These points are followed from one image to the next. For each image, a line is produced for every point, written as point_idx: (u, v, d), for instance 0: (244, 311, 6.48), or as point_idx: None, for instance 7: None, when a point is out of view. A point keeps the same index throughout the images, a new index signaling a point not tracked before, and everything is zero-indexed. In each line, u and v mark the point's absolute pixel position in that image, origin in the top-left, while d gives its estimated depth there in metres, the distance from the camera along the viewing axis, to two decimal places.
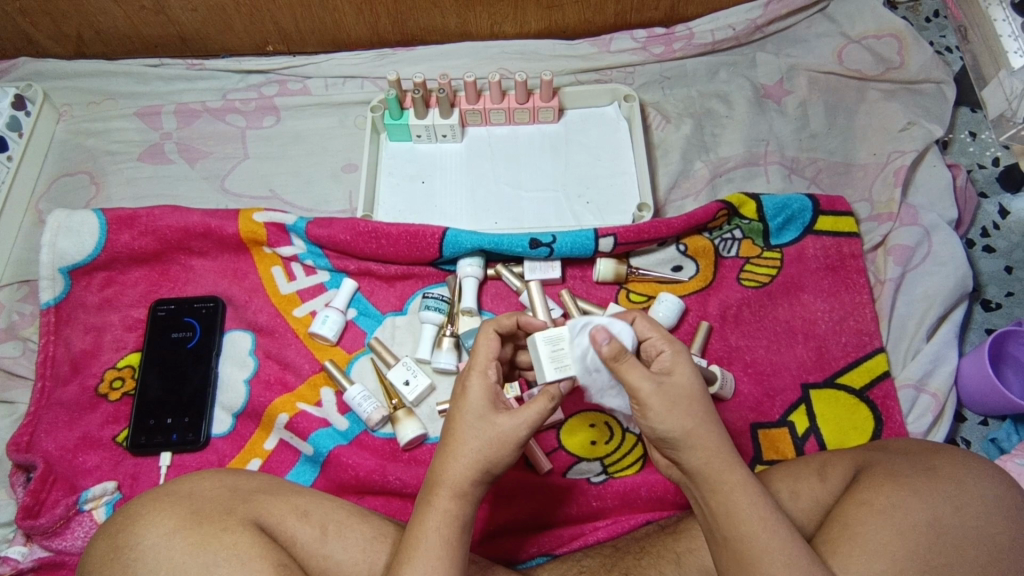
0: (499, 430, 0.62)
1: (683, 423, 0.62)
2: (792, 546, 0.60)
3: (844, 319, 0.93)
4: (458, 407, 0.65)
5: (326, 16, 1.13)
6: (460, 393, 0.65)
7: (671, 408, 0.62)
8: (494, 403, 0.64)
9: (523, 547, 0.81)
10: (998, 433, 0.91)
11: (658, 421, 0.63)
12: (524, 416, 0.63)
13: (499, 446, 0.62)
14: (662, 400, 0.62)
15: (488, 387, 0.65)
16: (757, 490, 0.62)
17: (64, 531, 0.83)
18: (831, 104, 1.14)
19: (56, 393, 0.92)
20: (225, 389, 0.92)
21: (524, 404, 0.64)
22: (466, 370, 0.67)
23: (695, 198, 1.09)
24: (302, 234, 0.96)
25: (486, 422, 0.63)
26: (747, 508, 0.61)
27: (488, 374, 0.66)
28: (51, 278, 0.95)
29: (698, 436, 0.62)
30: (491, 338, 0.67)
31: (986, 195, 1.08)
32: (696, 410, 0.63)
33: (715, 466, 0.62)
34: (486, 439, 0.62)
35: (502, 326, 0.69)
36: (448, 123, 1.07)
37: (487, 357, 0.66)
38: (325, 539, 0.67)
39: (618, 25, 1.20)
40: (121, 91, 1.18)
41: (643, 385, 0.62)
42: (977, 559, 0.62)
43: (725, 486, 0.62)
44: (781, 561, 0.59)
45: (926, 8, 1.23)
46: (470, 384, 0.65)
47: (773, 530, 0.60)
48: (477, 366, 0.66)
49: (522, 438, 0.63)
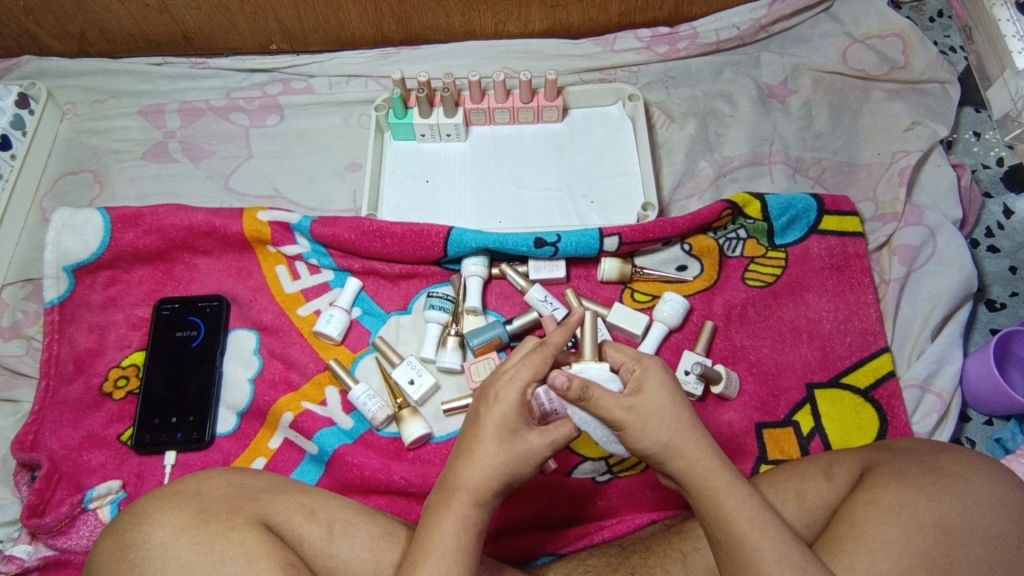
0: (528, 447, 0.63)
1: (658, 438, 0.64)
2: (784, 543, 0.60)
3: (849, 318, 0.93)
4: (491, 416, 0.64)
5: (331, 15, 1.13)
6: (492, 401, 0.64)
7: (644, 428, 0.63)
8: (524, 417, 0.65)
9: (531, 548, 0.80)
10: (1003, 433, 0.91)
11: (636, 441, 0.64)
12: (554, 438, 0.64)
13: (526, 463, 0.63)
14: (634, 422, 0.63)
15: (523, 402, 0.65)
16: (744, 490, 0.63)
17: (69, 530, 0.83)
18: (836, 104, 1.14)
19: (61, 391, 0.92)
20: (229, 388, 0.92)
21: (554, 425, 0.65)
22: (506, 379, 0.65)
23: (699, 198, 1.09)
24: (306, 233, 0.96)
25: (516, 437, 0.64)
26: (734, 509, 0.61)
27: (528, 390, 0.65)
28: (55, 276, 0.95)
29: (676, 447, 0.63)
30: (542, 355, 0.65)
31: (990, 195, 1.08)
32: (669, 423, 0.64)
33: (698, 473, 0.63)
34: (516, 455, 0.63)
35: (557, 346, 0.66)
36: (452, 122, 1.07)
37: (533, 373, 0.65)
38: (332, 538, 0.67)
39: (623, 24, 1.20)
40: (125, 89, 1.18)
41: (614, 410, 0.64)
42: (984, 560, 0.62)
43: (710, 490, 0.62)
44: (773, 559, 0.59)
45: (930, 8, 1.22)
46: (506, 395, 0.64)
47: (761, 528, 0.60)
48: (521, 380, 0.64)
49: (546, 458, 0.65)
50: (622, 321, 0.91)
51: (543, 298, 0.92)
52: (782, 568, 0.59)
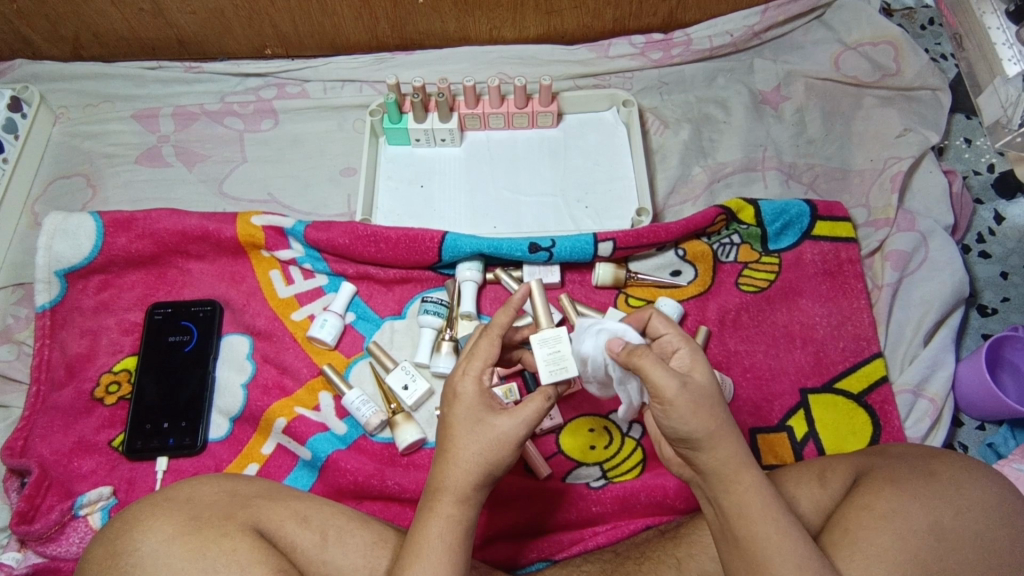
0: (497, 432, 0.62)
1: (706, 425, 0.60)
2: (804, 549, 0.60)
3: (842, 324, 0.94)
4: (454, 412, 0.64)
5: (326, 20, 1.13)
6: (452, 398, 0.64)
7: (695, 411, 0.59)
8: (489, 404, 0.64)
9: (523, 553, 0.80)
10: (995, 438, 0.92)
11: (681, 422, 0.60)
12: (522, 416, 0.63)
13: (499, 448, 0.62)
14: (688, 401, 0.59)
15: (483, 390, 0.64)
16: (770, 491, 0.62)
17: (59, 537, 0.82)
18: (829, 110, 1.14)
19: (52, 396, 0.91)
20: (222, 393, 0.92)
21: (521, 404, 0.63)
22: (460, 373, 0.65)
23: (693, 203, 1.09)
24: (300, 237, 0.96)
25: (483, 424, 0.63)
26: (758, 509, 0.61)
27: (484, 377, 0.64)
28: (47, 281, 0.95)
29: (720, 437, 0.61)
30: (488, 341, 0.65)
31: (981, 201, 1.09)
32: (717, 411, 0.61)
33: (731, 467, 0.61)
34: (486, 442, 0.62)
35: (502, 325, 0.65)
36: (447, 127, 1.07)
37: (484, 360, 0.64)
38: (325, 544, 0.67)
39: (617, 31, 1.20)
40: (119, 93, 1.18)
41: (671, 383, 0.59)
42: (978, 563, 0.62)
43: (742, 485, 0.61)
44: (791, 563, 0.59)
45: (921, 15, 1.24)
46: (463, 389, 0.64)
47: (784, 531, 0.60)
48: (472, 371, 0.64)
49: (520, 437, 0.63)
50: None
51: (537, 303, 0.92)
52: (801, 572, 0.59)
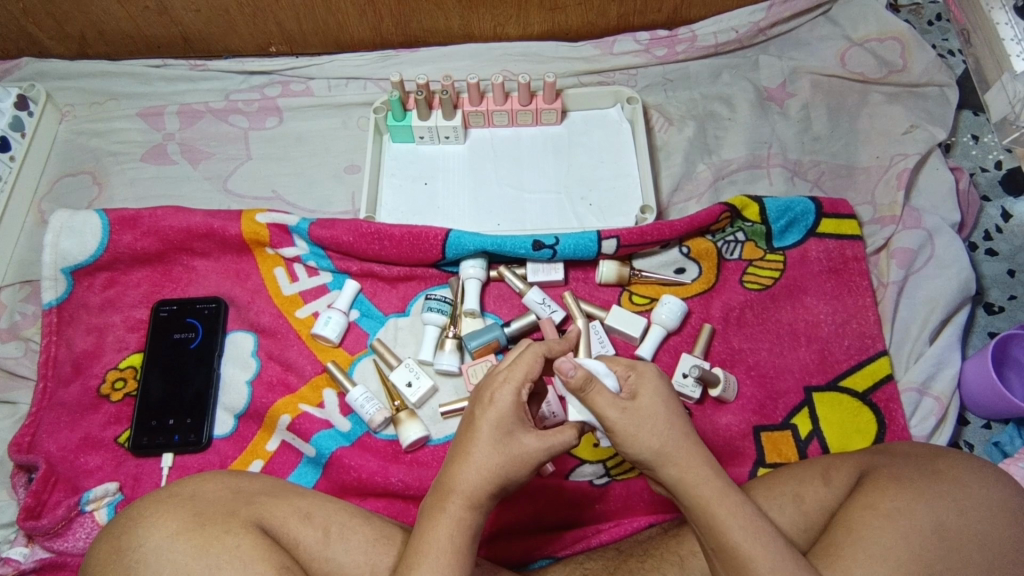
0: (524, 450, 0.63)
1: (651, 446, 0.62)
2: (777, 552, 0.59)
3: (847, 322, 0.93)
4: (486, 417, 0.63)
5: (331, 18, 1.14)
6: (486, 402, 0.64)
7: (635, 433, 0.62)
8: (520, 419, 0.64)
9: (529, 550, 0.80)
10: (1001, 437, 0.91)
11: (628, 446, 0.63)
12: (551, 443, 0.64)
13: (521, 466, 0.63)
14: (628, 426, 0.62)
15: (518, 403, 0.64)
16: (739, 498, 0.62)
17: (66, 532, 0.83)
18: (834, 107, 1.14)
19: (59, 393, 0.92)
20: (227, 390, 0.92)
21: (552, 431, 0.65)
22: (500, 380, 0.64)
23: (698, 201, 1.09)
24: (304, 235, 0.96)
25: (512, 439, 0.63)
26: (727, 519, 0.61)
27: (523, 390, 0.64)
28: (53, 278, 0.95)
29: (670, 454, 0.63)
30: (534, 355, 0.66)
31: (988, 198, 1.08)
32: (661, 429, 0.63)
33: (692, 480, 0.62)
34: (511, 457, 0.62)
35: (552, 349, 0.67)
36: (451, 125, 1.07)
37: (526, 373, 0.65)
38: (328, 541, 0.67)
39: (621, 27, 1.20)
40: (124, 92, 1.18)
41: (608, 411, 0.62)
42: (982, 563, 0.62)
43: (704, 498, 0.62)
44: (768, 568, 0.59)
45: (929, 11, 1.23)
46: (501, 396, 0.63)
47: (757, 537, 0.60)
48: (514, 380, 0.64)
49: (541, 461, 0.64)
50: (619, 324, 0.91)
51: (542, 301, 0.92)
52: None
